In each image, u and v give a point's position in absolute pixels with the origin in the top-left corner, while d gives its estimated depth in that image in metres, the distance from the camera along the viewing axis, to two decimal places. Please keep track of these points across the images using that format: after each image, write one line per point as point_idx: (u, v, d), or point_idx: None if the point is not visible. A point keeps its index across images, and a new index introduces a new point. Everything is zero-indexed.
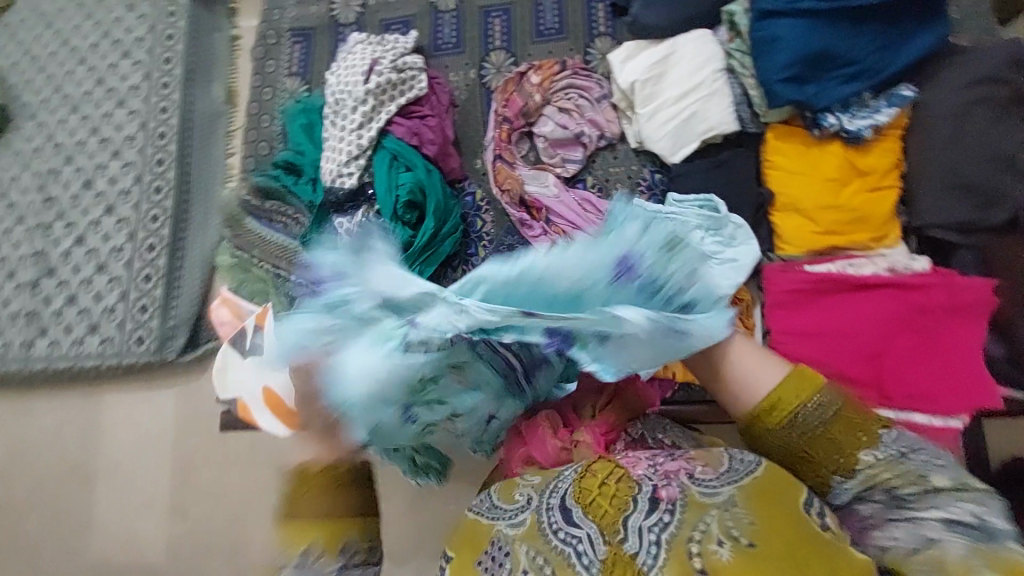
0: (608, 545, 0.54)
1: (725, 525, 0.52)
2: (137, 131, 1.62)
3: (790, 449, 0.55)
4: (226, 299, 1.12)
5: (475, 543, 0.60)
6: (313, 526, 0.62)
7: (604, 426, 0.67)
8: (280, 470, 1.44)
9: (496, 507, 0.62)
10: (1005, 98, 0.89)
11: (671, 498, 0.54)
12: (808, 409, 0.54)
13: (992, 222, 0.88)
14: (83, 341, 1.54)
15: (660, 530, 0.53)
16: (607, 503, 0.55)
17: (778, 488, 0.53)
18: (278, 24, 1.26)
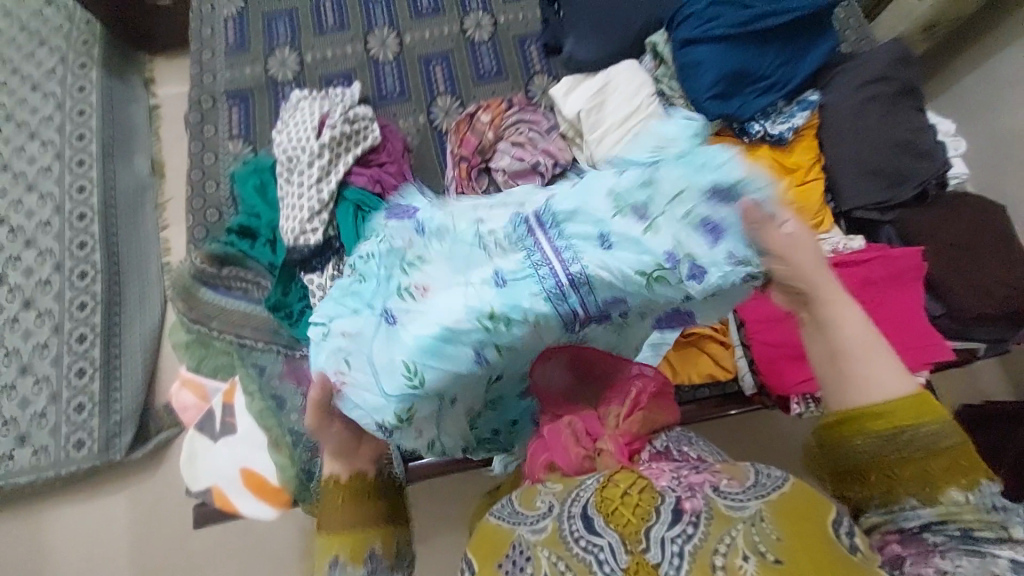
0: (631, 553, 0.51)
1: (753, 541, 0.50)
2: (53, 215, 1.48)
3: (869, 460, 0.51)
4: (187, 380, 1.03)
5: (489, 554, 0.58)
6: (332, 541, 0.56)
7: (627, 436, 0.65)
8: (267, 552, 1.36)
9: (517, 513, 0.59)
10: (891, 92, 1.05)
11: (694, 510, 0.52)
12: (913, 432, 0.50)
13: (903, 198, 1.02)
14: (12, 455, 1.34)
15: (683, 541, 0.50)
16: (630, 511, 0.53)
17: (813, 506, 0.52)
18: (211, 89, 1.23)
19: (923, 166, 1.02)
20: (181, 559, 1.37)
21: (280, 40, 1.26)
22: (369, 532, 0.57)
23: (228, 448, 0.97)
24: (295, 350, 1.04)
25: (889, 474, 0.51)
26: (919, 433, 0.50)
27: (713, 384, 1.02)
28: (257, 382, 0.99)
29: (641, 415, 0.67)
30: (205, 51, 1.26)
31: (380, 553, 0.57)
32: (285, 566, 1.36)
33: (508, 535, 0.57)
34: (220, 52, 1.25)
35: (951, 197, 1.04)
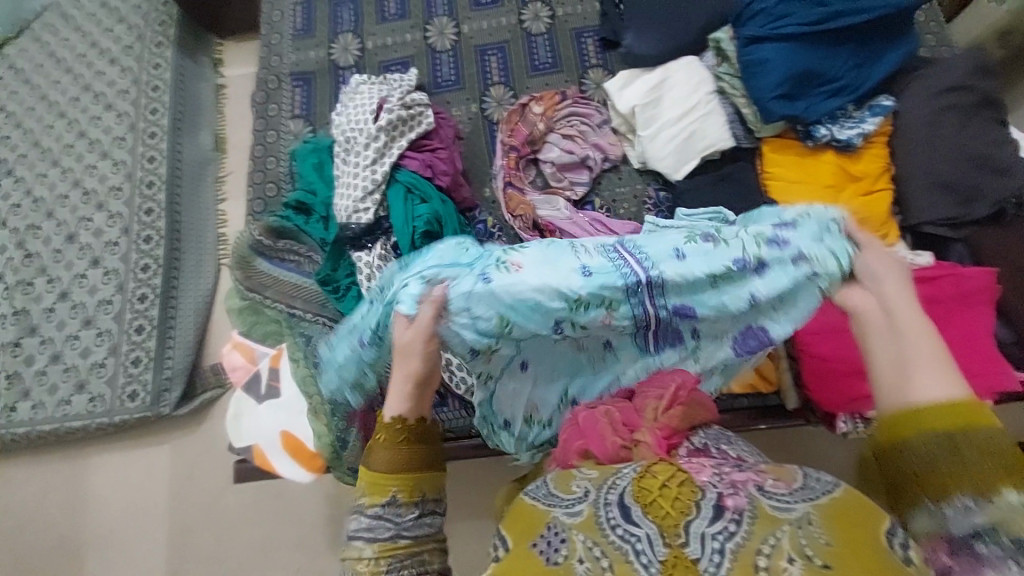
0: (668, 547, 0.53)
1: (798, 544, 0.51)
2: (122, 181, 1.58)
3: (929, 462, 0.53)
4: (239, 344, 1.10)
5: (527, 529, 0.60)
6: (386, 478, 0.63)
7: (666, 430, 0.68)
8: (294, 518, 1.42)
9: (553, 495, 0.62)
10: (972, 103, 0.98)
11: (737, 508, 0.54)
12: (970, 434, 0.52)
13: (976, 216, 0.96)
14: (71, 401, 1.46)
15: (724, 538, 0.53)
16: (668, 505, 0.56)
17: (862, 513, 0.53)
18: (276, 69, 1.28)
19: (1004, 182, 0.96)
20: (216, 513, 1.45)
21: (344, 25, 1.30)
22: (420, 476, 0.64)
23: (272, 412, 1.03)
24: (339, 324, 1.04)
25: (942, 486, 0.52)
26: (953, 437, 0.52)
27: (754, 395, 0.99)
28: (303, 349, 1.03)
29: (682, 409, 0.70)
30: (274, 33, 1.31)
31: (428, 495, 0.64)
32: (308, 532, 1.42)
33: (548, 514, 0.60)
34: (287, 35, 1.31)
35: None
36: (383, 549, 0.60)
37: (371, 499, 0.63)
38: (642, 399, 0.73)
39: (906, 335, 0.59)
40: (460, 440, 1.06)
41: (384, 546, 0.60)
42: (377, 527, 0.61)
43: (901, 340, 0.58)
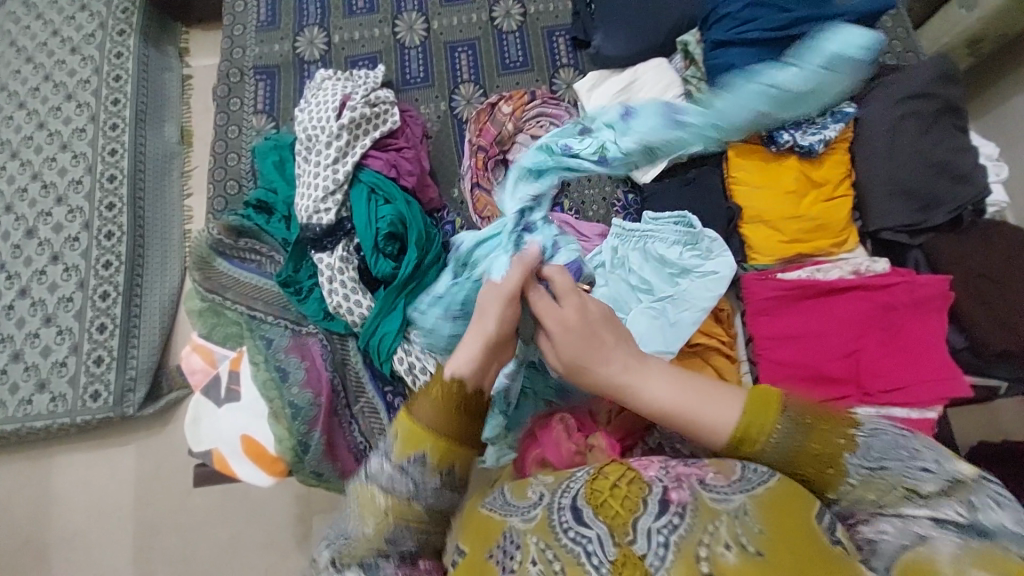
0: (618, 546, 0.53)
1: (735, 533, 0.51)
2: (84, 175, 1.52)
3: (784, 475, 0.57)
4: (198, 346, 1.04)
5: (480, 532, 0.59)
6: (427, 435, 0.58)
7: (621, 432, 0.82)
8: (264, 521, 1.40)
9: (508, 504, 0.61)
10: (932, 111, 1.00)
11: (681, 501, 0.54)
12: (774, 441, 0.57)
13: (934, 222, 0.98)
14: (30, 401, 1.41)
15: (668, 532, 0.53)
16: (618, 503, 0.56)
17: (797, 506, 0.52)
18: (240, 63, 1.24)
19: (960, 189, 0.98)
20: (183, 514, 1.42)
21: (310, 18, 1.27)
22: (460, 449, 0.59)
23: (234, 415, 1.00)
24: (302, 325, 1.04)
25: (818, 461, 0.55)
26: (785, 423, 0.57)
27: None
28: (265, 353, 1.00)
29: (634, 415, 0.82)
30: (237, 25, 1.27)
31: (457, 473, 0.59)
32: (278, 535, 1.40)
33: (501, 522, 0.59)
34: (251, 26, 1.26)
35: (985, 224, 0.99)
36: (395, 508, 0.57)
37: (403, 449, 0.58)
38: (597, 404, 0.85)
39: (697, 393, 0.61)
40: None
41: (396, 507, 0.57)
42: (396, 483, 0.57)
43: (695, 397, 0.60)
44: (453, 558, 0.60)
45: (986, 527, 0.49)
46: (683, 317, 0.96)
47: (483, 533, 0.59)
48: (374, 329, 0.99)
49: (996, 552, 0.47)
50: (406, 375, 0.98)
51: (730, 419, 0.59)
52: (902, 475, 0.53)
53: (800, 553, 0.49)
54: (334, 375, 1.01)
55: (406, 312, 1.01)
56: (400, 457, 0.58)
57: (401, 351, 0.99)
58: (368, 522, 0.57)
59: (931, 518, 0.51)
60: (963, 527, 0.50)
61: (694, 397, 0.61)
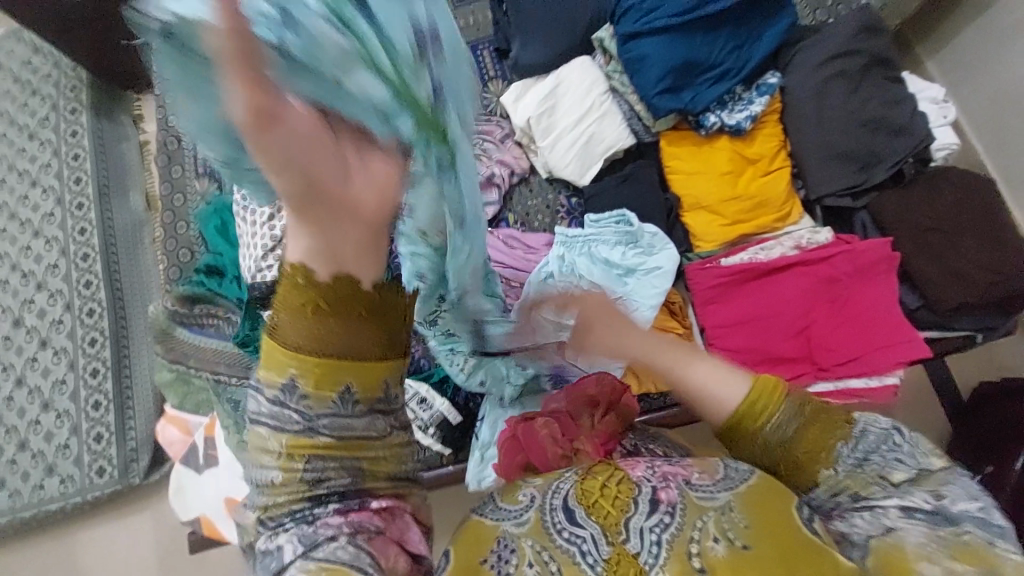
0: (612, 545, 0.49)
1: (721, 527, 0.47)
2: (59, 258, 1.56)
3: (769, 460, 0.50)
4: (172, 418, 1.11)
5: (473, 539, 0.53)
6: (285, 354, 0.41)
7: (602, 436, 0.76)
8: None
9: (499, 508, 0.55)
10: (855, 69, 0.98)
11: (671, 500, 0.50)
12: (773, 426, 0.49)
13: (874, 181, 0.96)
14: (42, 485, 1.46)
15: (660, 530, 0.48)
16: (609, 503, 0.51)
17: (780, 498, 0.48)
18: (176, 130, 1.25)
19: (898, 143, 0.96)
20: (205, 568, 1.46)
21: None
22: (345, 363, 0.42)
23: (215, 478, 1.03)
24: None
25: (813, 450, 0.48)
26: (789, 411, 0.49)
27: None
28: (234, 416, 1.02)
29: (616, 414, 0.80)
30: None
31: (354, 394, 0.43)
32: None
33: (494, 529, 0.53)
34: None
35: (930, 174, 0.96)
36: (295, 443, 0.42)
37: (268, 372, 0.42)
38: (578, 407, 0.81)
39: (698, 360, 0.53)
40: None
41: (294, 443, 0.42)
42: (280, 416, 0.42)
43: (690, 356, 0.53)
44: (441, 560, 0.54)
45: (957, 515, 0.44)
46: (635, 318, 0.96)
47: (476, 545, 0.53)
48: None
49: (958, 539, 0.43)
50: None
51: (729, 396, 0.51)
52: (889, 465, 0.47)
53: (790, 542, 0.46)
54: None
55: None
56: (267, 384, 0.42)
57: None
58: (270, 464, 0.43)
59: (901, 509, 0.45)
60: (931, 514, 0.45)
61: (702, 368, 0.53)
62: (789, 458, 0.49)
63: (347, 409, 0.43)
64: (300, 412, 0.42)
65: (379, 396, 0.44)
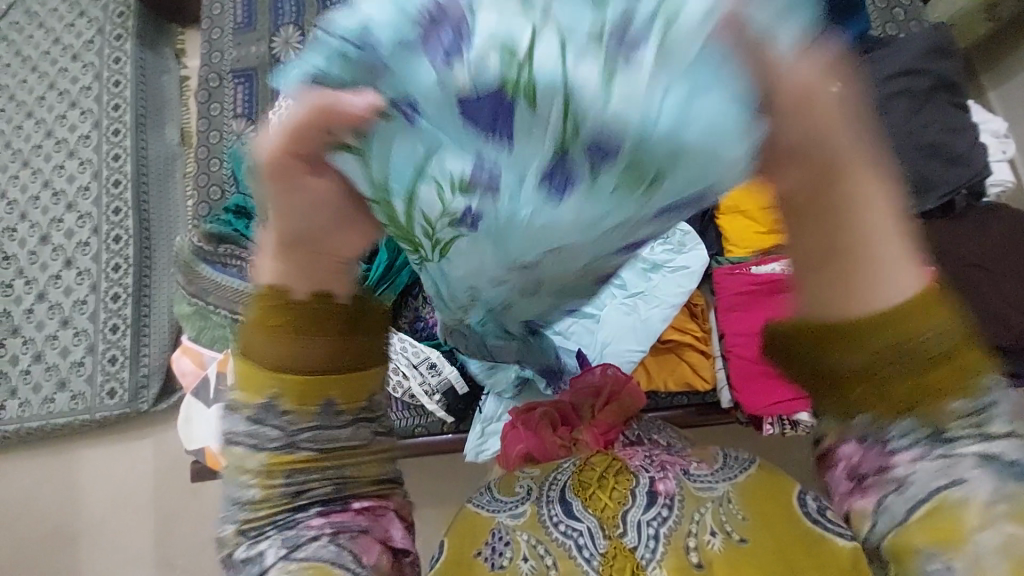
0: (608, 539, 0.63)
1: (720, 520, 0.64)
2: (90, 181, 1.58)
3: (861, 368, 0.39)
4: (187, 348, 1.13)
5: (466, 527, 0.68)
6: (267, 373, 0.45)
7: (603, 427, 0.78)
8: None
9: (496, 500, 0.69)
10: (922, 90, 0.94)
11: (668, 492, 0.65)
12: (924, 333, 0.38)
13: (923, 208, 0.93)
14: (54, 398, 1.51)
15: (658, 523, 0.64)
16: (607, 497, 0.65)
17: (776, 492, 0.67)
18: (219, 67, 1.25)
19: (955, 173, 0.92)
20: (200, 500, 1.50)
21: (284, 17, 1.26)
22: (330, 377, 0.46)
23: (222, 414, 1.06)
24: None
25: (925, 387, 0.39)
26: (933, 335, 0.38)
27: (692, 393, 0.98)
28: None
29: (616, 405, 0.82)
30: (215, 28, 1.28)
31: (336, 405, 0.46)
32: None
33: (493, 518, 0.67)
34: (228, 29, 1.27)
35: (980, 209, 0.93)
36: (276, 460, 0.45)
37: (245, 395, 0.45)
38: (580, 399, 0.84)
39: (880, 234, 0.38)
40: (405, 440, 1.04)
41: (276, 458, 0.45)
42: (259, 435, 0.45)
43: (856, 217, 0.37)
44: (440, 545, 0.68)
45: None
46: (653, 314, 0.95)
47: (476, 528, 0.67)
48: None
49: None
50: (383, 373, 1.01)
51: (885, 280, 0.38)
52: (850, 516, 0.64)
53: (776, 534, 0.63)
54: None
55: None
56: (242, 407, 0.45)
57: None
58: (248, 483, 0.45)
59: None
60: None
61: (874, 235, 0.38)
62: (881, 385, 0.40)
63: (332, 419, 0.46)
64: (281, 427, 0.45)
65: (363, 404, 0.48)
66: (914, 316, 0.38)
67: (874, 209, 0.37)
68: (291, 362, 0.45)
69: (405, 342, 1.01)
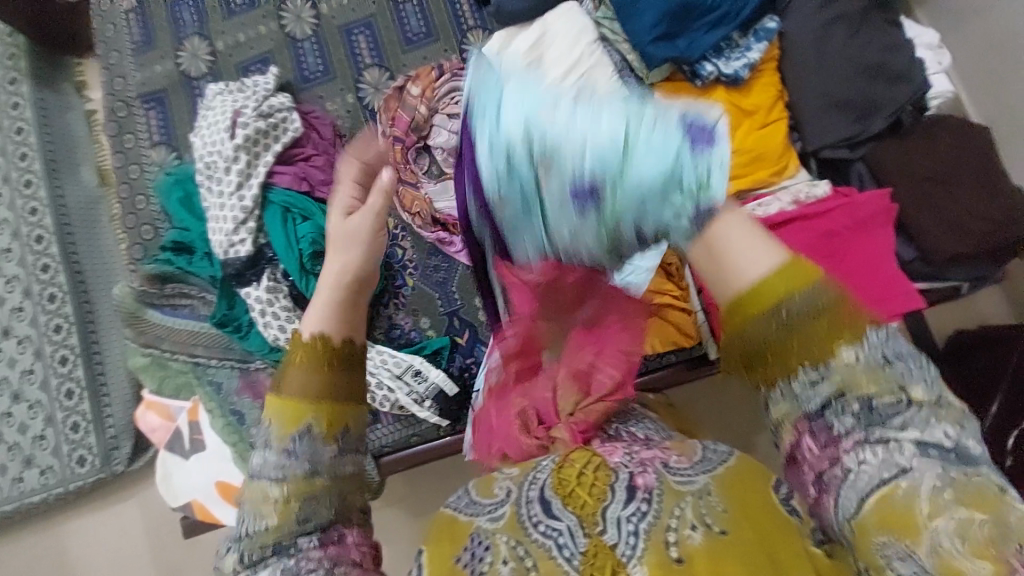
0: (588, 536, 0.50)
1: (700, 513, 0.51)
2: (8, 242, 1.35)
3: (766, 341, 0.45)
4: (152, 403, 1.02)
5: (346, 407, 0.46)
6: (304, 405, 0.45)
7: (582, 424, 0.68)
8: None
9: (474, 503, 0.58)
10: (857, 13, 0.94)
11: (648, 486, 0.52)
12: (793, 301, 0.44)
13: (873, 131, 0.93)
14: (20, 477, 1.31)
15: (638, 519, 0.50)
16: (586, 492, 0.53)
17: (754, 481, 0.54)
18: (125, 94, 1.14)
19: (897, 91, 0.93)
20: (201, 553, 1.36)
21: (187, 28, 1.15)
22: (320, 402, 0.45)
23: (201, 465, 0.98)
24: (248, 363, 1.00)
25: (835, 327, 0.43)
26: (809, 294, 0.44)
27: (679, 350, 0.98)
28: (216, 399, 0.98)
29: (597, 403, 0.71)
30: (111, 51, 1.16)
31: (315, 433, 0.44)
32: None
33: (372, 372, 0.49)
34: (126, 50, 1.16)
35: (927, 123, 0.95)
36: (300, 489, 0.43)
37: (279, 428, 0.44)
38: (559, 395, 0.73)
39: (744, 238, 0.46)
40: (399, 452, 1.00)
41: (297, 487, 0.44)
42: (286, 470, 0.44)
43: (738, 245, 0.46)
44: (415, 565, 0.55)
45: (968, 449, 0.41)
46: None
47: (347, 362, 0.47)
48: None
49: (969, 481, 0.40)
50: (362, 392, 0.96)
51: (761, 264, 0.46)
52: (905, 377, 0.42)
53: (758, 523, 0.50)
54: None
55: None
56: (278, 439, 0.44)
57: None
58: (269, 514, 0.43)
59: (916, 444, 0.40)
60: (947, 452, 0.40)
61: (735, 243, 0.46)
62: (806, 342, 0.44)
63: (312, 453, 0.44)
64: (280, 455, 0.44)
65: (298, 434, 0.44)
66: (788, 283, 0.45)
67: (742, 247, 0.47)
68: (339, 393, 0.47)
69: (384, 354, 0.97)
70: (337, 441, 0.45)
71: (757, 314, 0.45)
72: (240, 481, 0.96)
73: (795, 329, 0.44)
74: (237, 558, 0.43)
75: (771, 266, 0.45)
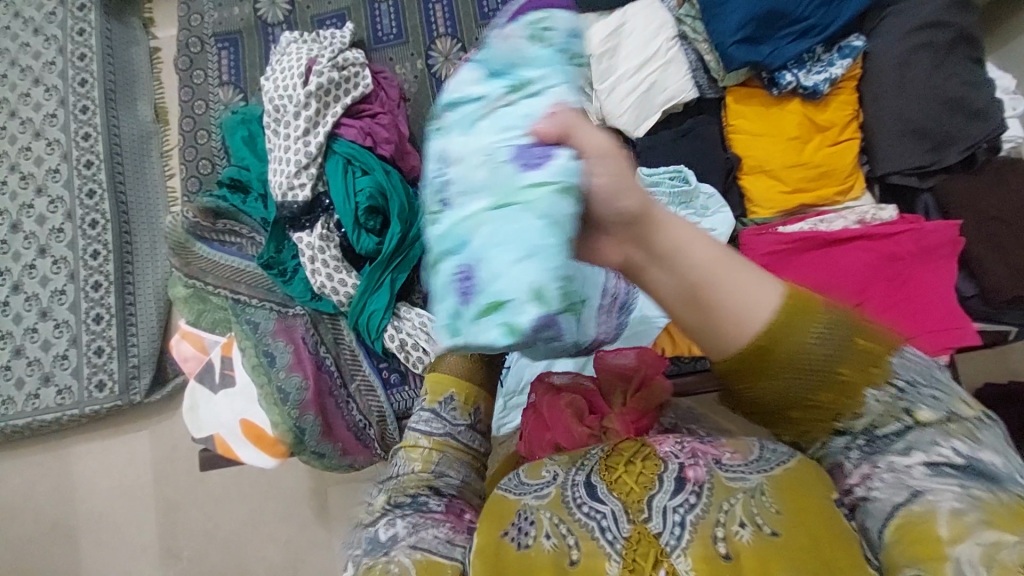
0: (631, 523, 0.48)
1: (749, 511, 0.47)
2: (59, 163, 1.38)
3: (796, 393, 0.47)
4: (187, 333, 1.03)
5: (477, 389, 0.66)
6: (450, 380, 0.66)
7: (634, 414, 0.66)
8: (274, 505, 1.35)
9: (522, 483, 0.54)
10: (948, 42, 0.92)
11: (697, 479, 0.49)
12: (815, 344, 0.45)
13: (946, 163, 0.91)
14: (38, 394, 1.33)
15: (685, 510, 0.48)
16: (632, 480, 0.50)
17: (812, 487, 0.47)
18: (200, 31, 1.16)
19: (977, 125, 0.91)
20: (204, 491, 1.38)
21: None
22: (458, 382, 0.66)
23: (229, 400, 0.99)
24: (288, 307, 1.02)
25: (866, 358, 0.46)
26: (825, 336, 0.45)
27: None
28: (250, 337, 0.98)
29: (645, 390, 0.69)
30: None
31: (455, 401, 0.65)
32: (290, 512, 1.35)
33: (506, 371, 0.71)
34: None
35: (1001, 163, 0.92)
36: (435, 442, 0.61)
37: (431, 395, 0.65)
38: (608, 382, 0.71)
39: (738, 270, 0.44)
40: None
41: (435, 441, 0.61)
42: (431, 421, 0.63)
43: (731, 274, 0.44)
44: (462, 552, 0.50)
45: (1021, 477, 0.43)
46: None
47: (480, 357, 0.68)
48: (362, 306, 0.98)
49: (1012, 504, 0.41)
50: (398, 351, 0.97)
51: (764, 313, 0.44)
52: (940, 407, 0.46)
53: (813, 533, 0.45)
54: (326, 355, 1.01)
55: (393, 288, 0.98)
56: (429, 401, 0.65)
57: (390, 329, 0.97)
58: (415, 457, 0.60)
59: (925, 465, 0.44)
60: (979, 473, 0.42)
61: (731, 270, 0.44)
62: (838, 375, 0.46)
63: (446, 411, 0.64)
64: (427, 412, 0.64)
65: (441, 399, 0.65)
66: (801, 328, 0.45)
67: (755, 297, 0.44)
68: (470, 380, 0.66)
69: (422, 318, 0.97)
70: (467, 412, 0.65)
71: (777, 371, 0.46)
72: (264, 422, 0.97)
73: (819, 367, 0.45)
74: (387, 498, 0.56)
75: (771, 308, 0.44)
